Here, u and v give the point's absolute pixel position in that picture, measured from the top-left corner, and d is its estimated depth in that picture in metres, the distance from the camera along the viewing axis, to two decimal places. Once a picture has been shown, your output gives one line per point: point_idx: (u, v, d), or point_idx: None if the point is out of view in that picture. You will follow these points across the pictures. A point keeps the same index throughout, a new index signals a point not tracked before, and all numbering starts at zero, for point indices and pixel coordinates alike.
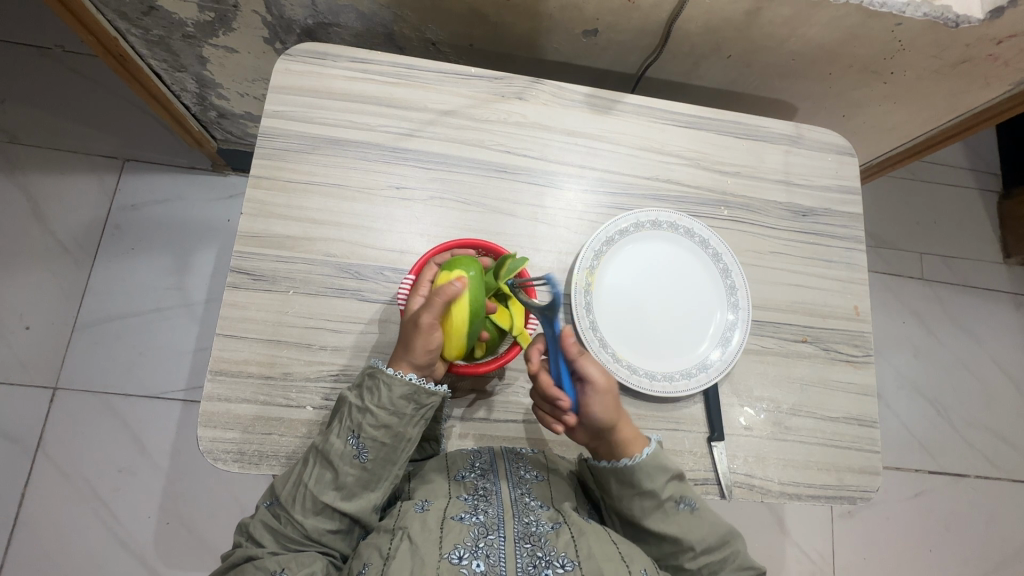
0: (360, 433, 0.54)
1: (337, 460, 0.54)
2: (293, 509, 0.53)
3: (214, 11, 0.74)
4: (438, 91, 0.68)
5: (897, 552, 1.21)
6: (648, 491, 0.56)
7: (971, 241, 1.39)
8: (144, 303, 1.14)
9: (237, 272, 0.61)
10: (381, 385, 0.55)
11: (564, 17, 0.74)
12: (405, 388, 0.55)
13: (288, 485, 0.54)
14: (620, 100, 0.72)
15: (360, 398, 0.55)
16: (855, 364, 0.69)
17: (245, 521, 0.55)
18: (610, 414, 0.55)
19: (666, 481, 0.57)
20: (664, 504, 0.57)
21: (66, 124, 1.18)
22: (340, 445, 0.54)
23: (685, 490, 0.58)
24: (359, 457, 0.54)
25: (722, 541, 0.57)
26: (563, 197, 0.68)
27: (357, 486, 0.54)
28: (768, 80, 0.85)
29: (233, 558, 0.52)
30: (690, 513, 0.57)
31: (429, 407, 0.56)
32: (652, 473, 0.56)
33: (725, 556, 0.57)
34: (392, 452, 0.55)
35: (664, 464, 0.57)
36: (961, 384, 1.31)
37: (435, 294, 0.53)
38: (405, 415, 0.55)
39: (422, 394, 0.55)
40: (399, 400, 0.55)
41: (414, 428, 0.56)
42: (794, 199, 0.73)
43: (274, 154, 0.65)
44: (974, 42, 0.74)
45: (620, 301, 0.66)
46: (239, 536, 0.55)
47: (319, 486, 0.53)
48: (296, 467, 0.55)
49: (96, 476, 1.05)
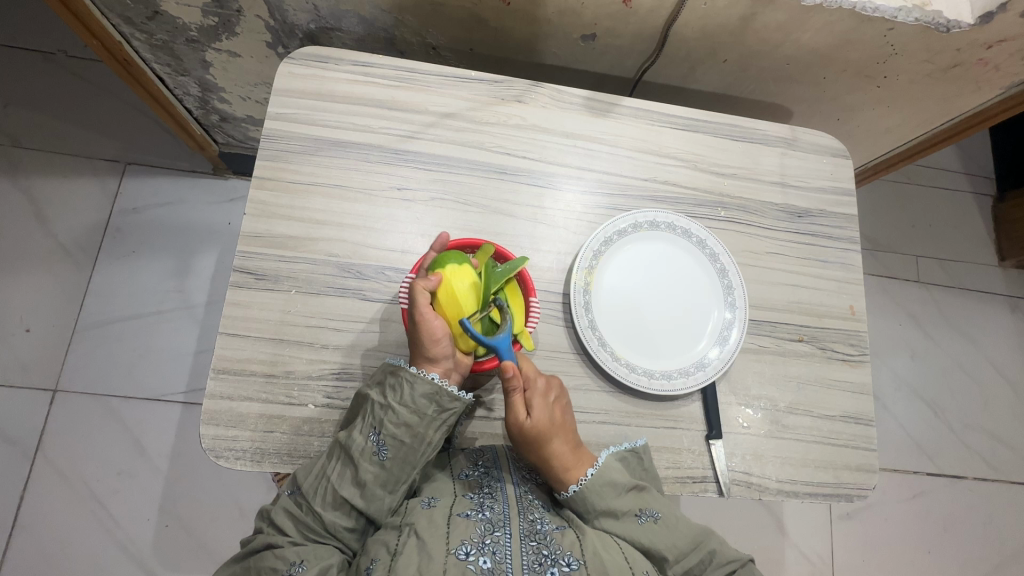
0: (382, 430, 0.54)
1: (357, 457, 0.54)
2: (313, 501, 0.53)
3: (217, 15, 0.75)
4: (439, 93, 0.69)
5: (897, 554, 1.21)
6: (603, 509, 0.57)
7: (965, 244, 1.40)
8: (145, 306, 1.14)
9: (239, 272, 0.62)
10: (405, 384, 0.55)
11: (563, 22, 0.76)
12: (428, 388, 0.55)
13: (310, 477, 0.54)
14: (618, 103, 0.73)
15: (384, 395, 0.55)
16: (851, 363, 0.70)
17: (267, 507, 0.56)
18: (528, 440, 0.57)
19: (619, 497, 0.57)
20: (622, 519, 0.57)
21: (68, 128, 1.19)
22: (361, 441, 0.54)
23: (645, 501, 0.58)
24: (379, 455, 0.54)
25: (696, 543, 0.57)
26: (562, 198, 0.69)
27: (376, 484, 0.54)
28: (763, 84, 0.86)
29: (253, 544, 0.53)
30: (654, 523, 0.57)
31: (451, 411, 0.56)
32: (601, 493, 0.57)
33: (701, 558, 0.57)
34: (412, 454, 0.55)
35: (615, 481, 0.57)
36: (958, 386, 1.32)
37: (417, 286, 0.55)
38: (427, 416, 0.55)
39: (445, 396, 0.55)
40: (421, 400, 0.55)
41: (435, 432, 0.56)
42: (789, 201, 0.74)
43: (277, 156, 0.66)
44: (964, 47, 0.76)
45: (616, 301, 0.67)
46: (260, 521, 0.55)
47: (340, 481, 0.54)
48: (320, 461, 0.55)
49: (96, 479, 1.05)
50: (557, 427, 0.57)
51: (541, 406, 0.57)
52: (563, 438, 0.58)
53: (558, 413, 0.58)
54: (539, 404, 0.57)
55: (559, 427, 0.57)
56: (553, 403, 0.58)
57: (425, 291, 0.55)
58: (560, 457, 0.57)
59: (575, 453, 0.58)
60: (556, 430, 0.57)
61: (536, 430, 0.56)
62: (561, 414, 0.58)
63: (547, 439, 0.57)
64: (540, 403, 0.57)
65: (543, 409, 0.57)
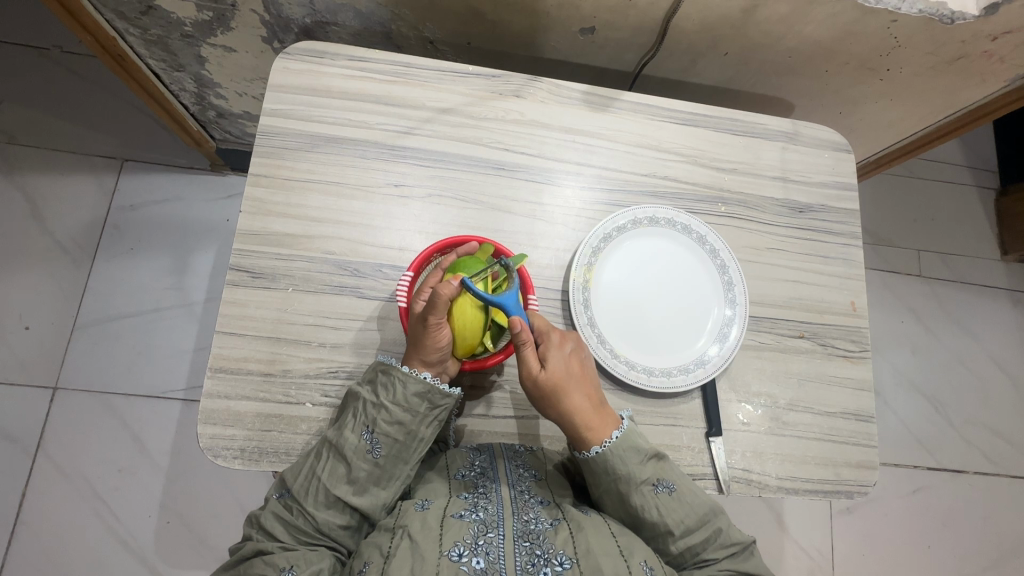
0: (374, 429, 0.55)
1: (351, 455, 0.54)
2: (305, 502, 0.53)
3: (212, 10, 0.74)
4: (437, 88, 0.69)
5: (896, 549, 1.21)
6: (623, 475, 0.56)
7: (968, 238, 1.40)
8: (143, 303, 1.14)
9: (235, 270, 0.61)
10: (397, 382, 0.55)
11: (562, 15, 0.75)
12: (420, 387, 0.55)
13: (300, 478, 0.54)
14: (617, 97, 0.72)
15: (375, 394, 0.56)
16: (851, 359, 0.70)
17: (256, 512, 0.55)
18: (546, 386, 0.55)
19: (641, 463, 0.57)
20: (639, 487, 0.56)
21: (65, 124, 1.19)
22: (354, 440, 0.54)
23: (664, 472, 0.57)
24: (373, 453, 0.54)
25: (704, 523, 0.57)
26: (560, 194, 0.68)
27: (369, 481, 0.55)
28: (765, 77, 0.85)
29: (243, 551, 0.53)
30: (668, 495, 0.56)
31: (443, 408, 0.56)
32: (625, 455, 0.56)
33: (707, 538, 0.57)
34: (404, 450, 0.56)
35: (639, 447, 0.57)
36: (959, 381, 1.32)
37: (443, 296, 0.52)
38: (419, 414, 0.56)
39: (436, 393, 0.56)
40: (413, 398, 0.55)
41: (428, 428, 0.56)
42: (790, 195, 0.74)
43: (272, 153, 0.65)
44: (969, 39, 0.75)
45: (615, 297, 0.66)
46: (249, 527, 0.55)
47: (332, 480, 0.54)
48: (309, 461, 0.55)
49: (96, 476, 1.06)
50: (574, 380, 0.57)
51: (557, 358, 0.57)
52: (581, 392, 0.57)
53: (574, 366, 0.58)
54: (554, 357, 0.57)
55: (576, 380, 0.57)
56: (570, 354, 0.58)
57: (447, 302, 0.52)
58: (579, 411, 0.56)
59: (594, 409, 0.57)
60: (573, 382, 0.57)
61: (551, 381, 0.55)
62: (578, 367, 0.58)
63: (564, 392, 0.56)
64: (555, 354, 0.57)
65: (559, 361, 0.57)
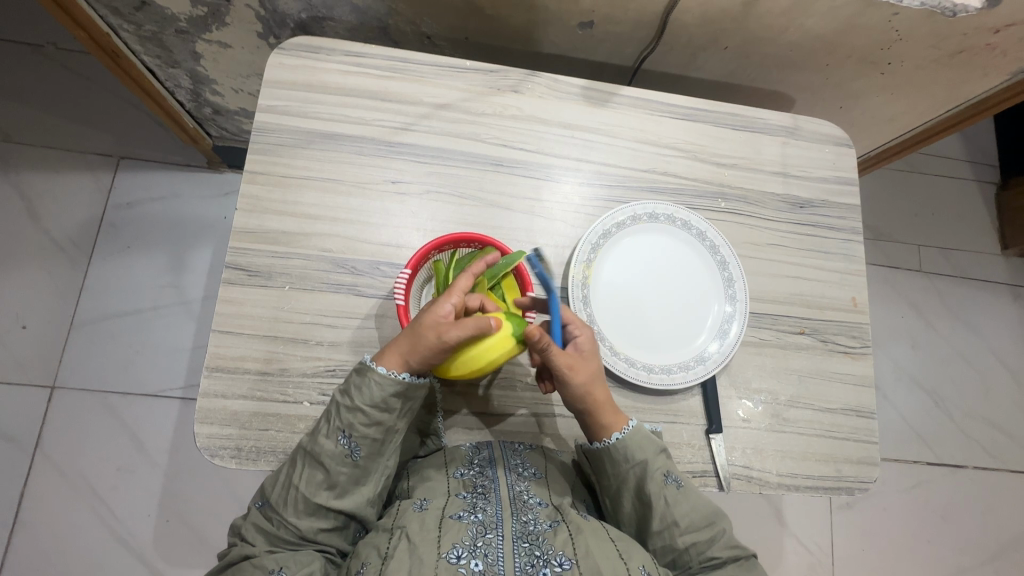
0: (350, 432, 0.53)
1: (329, 462, 0.53)
2: (286, 512, 0.52)
3: (206, 6, 0.74)
4: (433, 84, 0.68)
5: (896, 545, 1.21)
6: (638, 462, 0.57)
7: (968, 232, 1.39)
8: (140, 302, 1.14)
9: (231, 268, 0.61)
10: (369, 382, 0.53)
11: (560, 9, 0.74)
12: (396, 387, 0.53)
13: (278, 488, 0.54)
14: (615, 92, 0.72)
15: (348, 397, 0.54)
16: (852, 355, 0.69)
17: (238, 522, 0.55)
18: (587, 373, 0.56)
19: (654, 453, 0.57)
20: (653, 475, 0.56)
21: (61, 122, 1.18)
22: (331, 446, 0.53)
23: (672, 466, 0.58)
24: (352, 456, 0.53)
25: (709, 520, 0.56)
26: (559, 189, 0.68)
27: (349, 483, 0.54)
28: (766, 71, 0.84)
29: (229, 557, 0.52)
30: (676, 488, 0.56)
31: (417, 399, 0.55)
32: (640, 443, 0.57)
33: (711, 536, 0.56)
34: (381, 446, 0.55)
35: (652, 439, 0.58)
36: (960, 376, 1.31)
37: (474, 326, 0.51)
38: (395, 410, 0.54)
39: (410, 388, 0.54)
40: (389, 398, 0.53)
41: (403, 420, 0.55)
42: (791, 191, 0.73)
43: (267, 150, 0.64)
44: (971, 32, 0.74)
45: (615, 293, 0.65)
46: (233, 537, 0.54)
47: (311, 487, 0.53)
48: (285, 470, 0.54)
49: (95, 475, 1.05)
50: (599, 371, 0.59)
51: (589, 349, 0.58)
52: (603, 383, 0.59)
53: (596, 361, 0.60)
54: (587, 347, 0.58)
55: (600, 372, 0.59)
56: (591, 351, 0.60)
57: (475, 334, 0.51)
58: (607, 400, 0.58)
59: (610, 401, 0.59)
60: (599, 372, 0.58)
61: (591, 369, 0.57)
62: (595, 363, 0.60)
63: (597, 378, 0.57)
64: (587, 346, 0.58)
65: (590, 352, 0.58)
